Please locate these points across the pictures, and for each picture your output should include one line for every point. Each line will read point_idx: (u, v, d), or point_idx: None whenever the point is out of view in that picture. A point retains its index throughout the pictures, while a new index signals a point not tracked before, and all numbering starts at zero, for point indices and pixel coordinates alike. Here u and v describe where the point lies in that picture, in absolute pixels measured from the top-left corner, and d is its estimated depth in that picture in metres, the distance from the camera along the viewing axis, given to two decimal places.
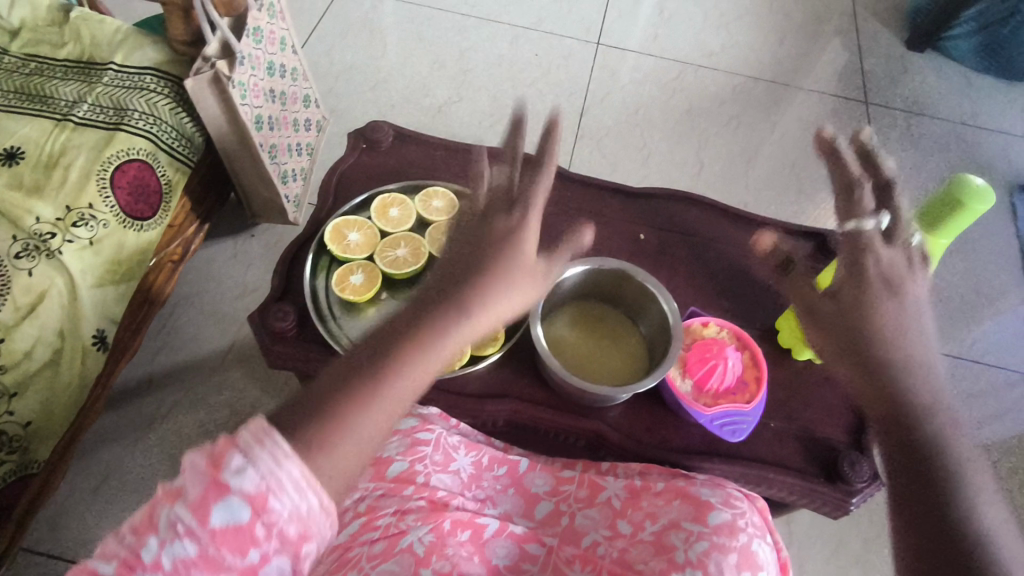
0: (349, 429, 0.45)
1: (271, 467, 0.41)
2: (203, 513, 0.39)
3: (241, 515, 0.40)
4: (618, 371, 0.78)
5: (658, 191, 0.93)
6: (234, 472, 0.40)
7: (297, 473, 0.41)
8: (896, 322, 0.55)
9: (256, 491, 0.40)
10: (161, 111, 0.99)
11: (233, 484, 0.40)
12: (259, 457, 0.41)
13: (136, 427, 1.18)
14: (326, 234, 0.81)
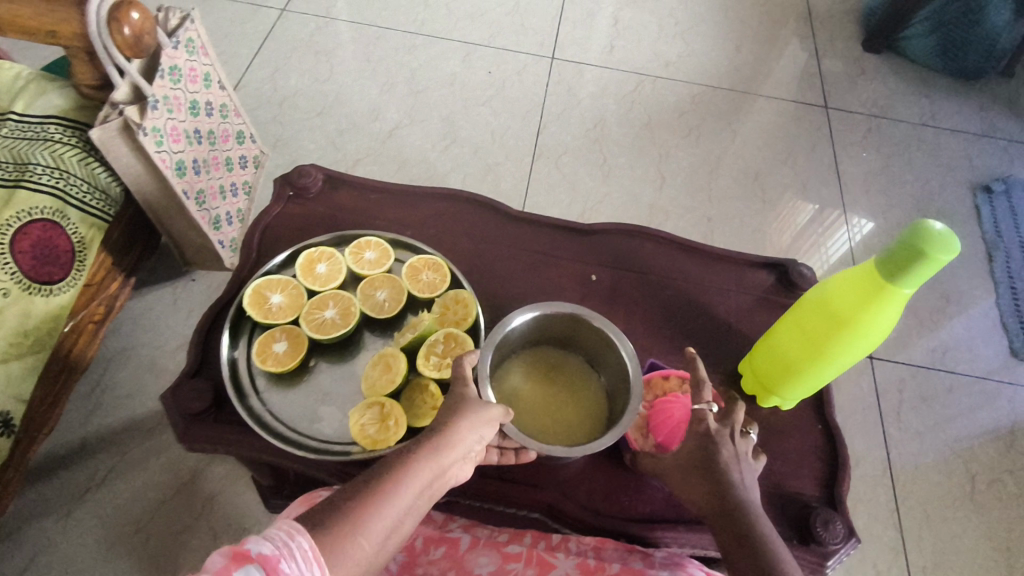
0: (356, 531, 0.48)
1: (286, 538, 0.45)
2: (224, 574, 0.41)
3: (255, 575, 0.42)
4: (583, 422, 0.70)
5: (608, 226, 0.88)
6: (252, 544, 0.43)
7: (308, 544, 0.45)
8: (730, 457, 0.60)
9: (271, 554, 0.43)
10: (69, 163, 0.90)
11: (253, 548, 0.43)
12: (271, 535, 0.45)
13: (67, 499, 1.09)
14: (244, 297, 0.73)
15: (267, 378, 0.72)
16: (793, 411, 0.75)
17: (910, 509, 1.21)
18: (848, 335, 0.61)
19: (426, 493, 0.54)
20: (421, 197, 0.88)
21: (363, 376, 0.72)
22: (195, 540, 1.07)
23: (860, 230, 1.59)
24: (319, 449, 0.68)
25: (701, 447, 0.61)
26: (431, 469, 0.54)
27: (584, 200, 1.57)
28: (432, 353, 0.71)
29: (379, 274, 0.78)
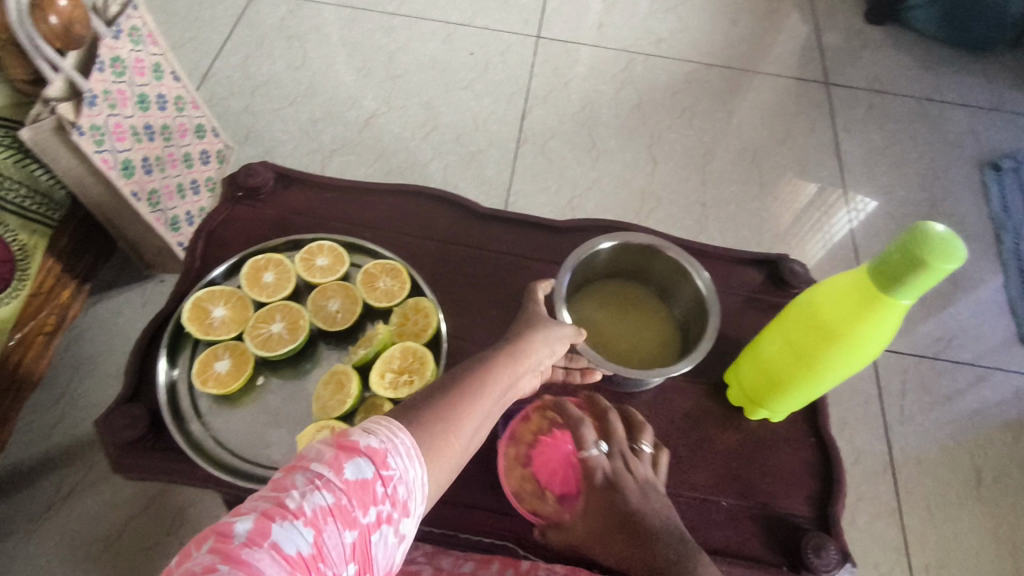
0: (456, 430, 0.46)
1: (390, 434, 0.43)
2: (339, 465, 0.40)
3: (368, 470, 0.41)
4: (654, 355, 0.67)
5: (585, 222, 0.80)
6: (359, 437, 0.42)
7: (412, 443, 0.44)
8: (639, 497, 0.60)
9: (379, 449, 0.42)
10: (4, 166, 0.83)
11: (362, 440, 0.42)
12: (376, 430, 0.43)
13: (32, 515, 1.05)
14: (184, 313, 0.67)
15: (210, 400, 0.66)
16: (784, 423, 0.70)
17: (914, 507, 1.16)
18: (840, 350, 0.54)
19: (503, 400, 0.53)
20: (381, 194, 0.81)
21: (313, 396, 0.66)
22: (166, 555, 1.03)
23: (863, 211, 1.52)
24: (264, 478, 0.62)
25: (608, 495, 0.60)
26: (509, 377, 0.52)
27: (572, 188, 1.50)
28: (387, 369, 0.66)
29: (333, 282, 0.72)
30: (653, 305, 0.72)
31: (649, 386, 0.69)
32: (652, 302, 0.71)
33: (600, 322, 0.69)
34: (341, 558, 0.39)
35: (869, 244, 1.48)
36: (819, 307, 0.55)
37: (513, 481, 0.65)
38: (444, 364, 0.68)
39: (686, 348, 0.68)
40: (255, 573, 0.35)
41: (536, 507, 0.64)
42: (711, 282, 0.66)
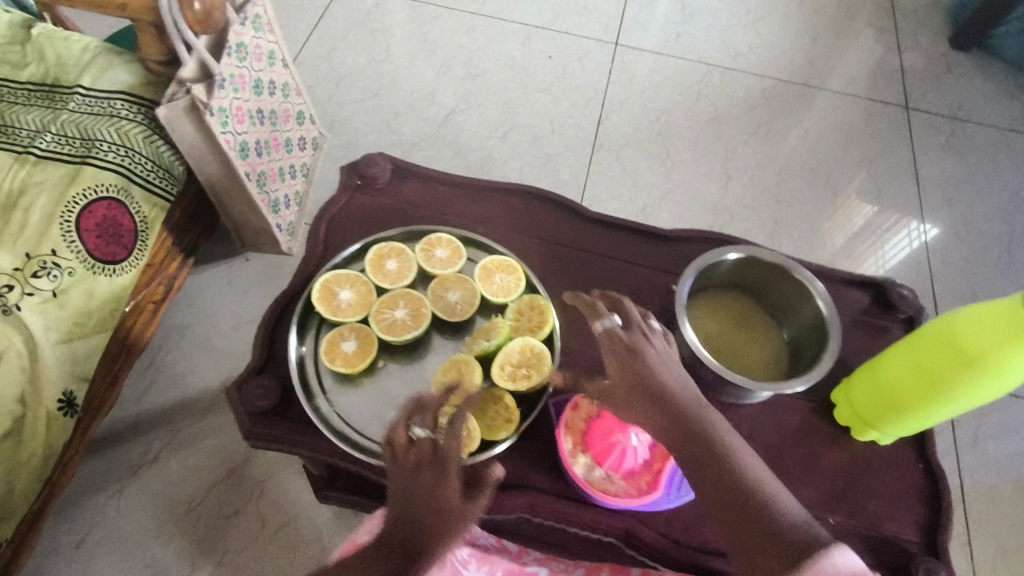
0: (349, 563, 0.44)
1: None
2: None
3: None
4: (764, 368, 0.68)
5: (689, 232, 0.82)
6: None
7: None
8: (657, 363, 0.56)
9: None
10: (135, 140, 0.88)
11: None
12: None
13: (122, 475, 1.10)
14: (314, 292, 0.71)
15: (334, 377, 0.70)
16: (891, 447, 0.70)
17: (983, 543, 1.14)
18: (980, 375, 0.55)
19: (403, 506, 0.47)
20: (492, 193, 0.84)
21: (433, 382, 0.69)
22: (244, 524, 1.08)
23: (925, 235, 1.50)
24: (385, 457, 0.66)
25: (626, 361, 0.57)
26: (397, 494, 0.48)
27: (645, 197, 1.50)
28: (506, 362, 0.68)
29: (451, 274, 0.74)
30: (765, 321, 0.72)
31: (753, 400, 0.69)
32: (764, 318, 0.72)
33: (712, 329, 0.70)
34: None
35: (944, 273, 1.45)
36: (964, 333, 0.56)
37: (580, 469, 0.64)
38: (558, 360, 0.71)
39: (798, 367, 0.68)
40: None
41: (608, 490, 0.63)
42: (831, 302, 0.66)
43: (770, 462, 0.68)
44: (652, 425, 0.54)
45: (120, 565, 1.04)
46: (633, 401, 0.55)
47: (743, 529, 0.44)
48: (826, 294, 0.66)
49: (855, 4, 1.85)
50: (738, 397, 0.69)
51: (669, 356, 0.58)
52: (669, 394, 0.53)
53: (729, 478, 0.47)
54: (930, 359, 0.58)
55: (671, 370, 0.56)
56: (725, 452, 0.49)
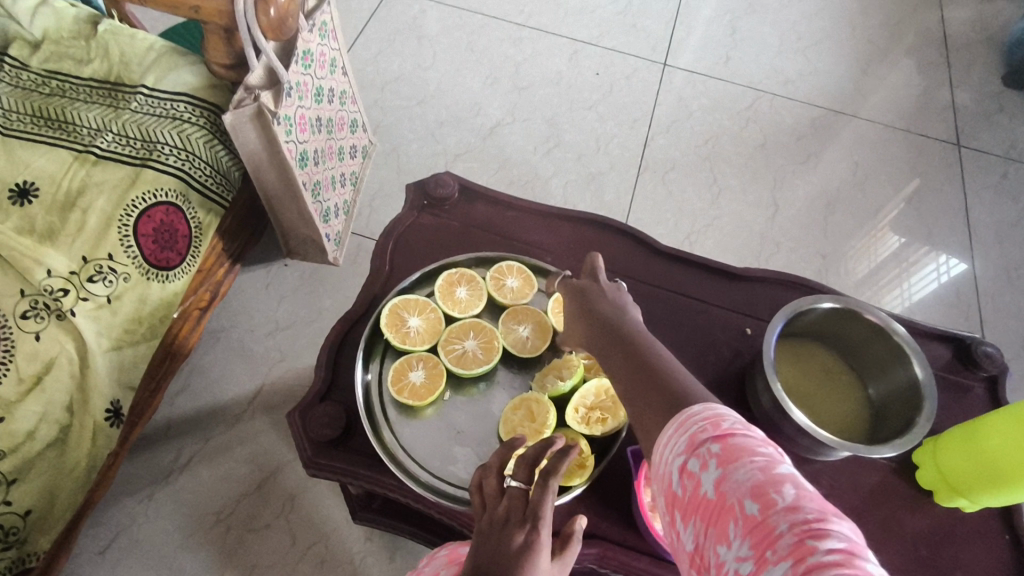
0: None
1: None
2: None
3: None
4: (844, 427, 0.65)
5: (765, 274, 0.79)
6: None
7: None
8: (608, 299, 0.60)
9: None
10: (196, 144, 0.86)
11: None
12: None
13: (152, 479, 1.08)
14: (382, 318, 0.68)
15: (398, 409, 0.67)
16: (977, 515, 0.66)
17: None
18: None
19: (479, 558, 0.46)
20: (561, 221, 0.81)
21: (501, 419, 0.66)
22: (275, 538, 1.05)
23: (948, 270, 1.47)
24: (450, 495, 0.63)
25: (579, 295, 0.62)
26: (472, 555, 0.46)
27: (689, 224, 1.47)
28: (581, 404, 0.65)
29: (523, 306, 0.72)
30: (848, 377, 0.69)
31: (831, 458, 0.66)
32: (846, 373, 0.68)
33: (791, 379, 0.67)
34: None
35: (994, 319, 1.42)
36: None
37: (660, 524, 0.61)
38: None
39: (882, 429, 0.65)
40: None
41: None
42: (928, 367, 0.62)
43: None
44: (596, 350, 0.57)
45: (147, 574, 1.01)
46: (585, 329, 0.59)
47: (648, 407, 0.47)
48: (922, 354, 0.62)
49: (908, 36, 1.81)
50: (814, 454, 0.65)
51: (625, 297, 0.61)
52: (610, 321, 0.57)
53: (636, 374, 0.50)
54: None
55: (618, 304, 0.59)
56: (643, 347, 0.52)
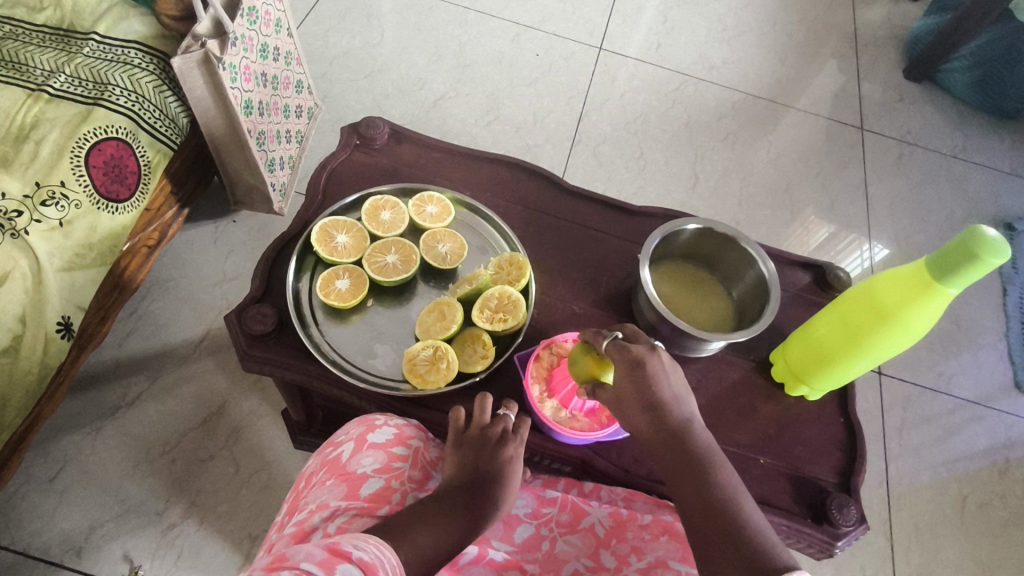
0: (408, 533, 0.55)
1: (378, 553, 0.48)
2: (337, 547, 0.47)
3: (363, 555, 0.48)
4: (713, 326, 0.77)
5: (657, 210, 0.89)
6: (350, 548, 0.47)
7: (395, 561, 0.50)
8: (659, 376, 0.61)
9: (369, 562, 0.47)
10: (145, 88, 0.94)
11: (353, 555, 0.46)
12: (365, 545, 0.48)
13: (99, 414, 1.10)
14: (313, 234, 0.78)
15: (325, 312, 0.76)
16: (819, 404, 0.79)
17: (901, 521, 1.25)
18: (888, 330, 0.65)
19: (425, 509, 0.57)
20: (482, 161, 0.90)
21: (417, 321, 0.76)
22: (219, 467, 1.09)
23: (876, 256, 1.61)
24: (371, 382, 0.72)
25: (634, 370, 0.61)
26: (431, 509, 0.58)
27: (617, 191, 1.59)
28: (485, 306, 0.75)
29: (441, 228, 0.82)
30: (716, 289, 0.81)
31: (701, 356, 0.78)
32: (714, 286, 0.81)
33: (669, 291, 0.79)
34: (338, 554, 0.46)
35: None
36: (881, 301, 0.65)
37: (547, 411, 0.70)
38: (531, 310, 0.78)
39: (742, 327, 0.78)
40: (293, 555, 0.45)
41: (575, 427, 0.70)
42: (775, 271, 0.75)
43: (712, 408, 0.77)
44: (646, 430, 0.61)
45: (95, 500, 1.04)
46: (634, 409, 0.61)
47: (716, 547, 0.53)
48: (770, 261, 0.75)
49: (822, 33, 1.97)
50: (687, 352, 0.77)
51: (678, 371, 0.63)
52: (663, 411, 0.60)
53: (710, 495, 0.56)
54: (849, 317, 0.68)
55: (670, 383, 0.61)
56: (706, 456, 0.59)
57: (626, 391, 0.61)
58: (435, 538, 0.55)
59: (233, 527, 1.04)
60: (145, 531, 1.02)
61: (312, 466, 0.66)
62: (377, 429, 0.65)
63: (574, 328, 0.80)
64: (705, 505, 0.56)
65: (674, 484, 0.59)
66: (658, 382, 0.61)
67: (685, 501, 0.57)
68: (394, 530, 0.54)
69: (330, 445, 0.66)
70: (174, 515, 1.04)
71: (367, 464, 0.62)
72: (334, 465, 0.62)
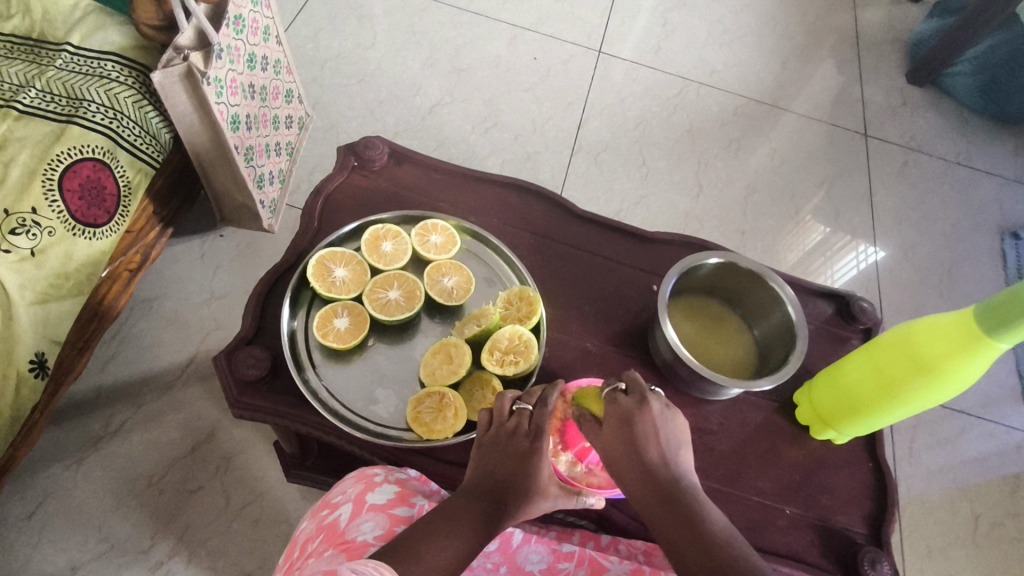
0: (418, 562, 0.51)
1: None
2: None
3: None
4: (735, 367, 0.73)
5: (673, 236, 0.84)
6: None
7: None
8: (649, 432, 0.57)
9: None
10: (124, 104, 0.87)
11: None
12: (362, 569, 0.47)
13: (79, 446, 1.04)
14: (308, 268, 0.72)
15: (323, 353, 0.71)
16: (844, 445, 0.76)
17: (913, 543, 1.22)
18: (933, 382, 0.62)
19: (437, 522, 0.55)
20: (487, 183, 0.85)
21: (421, 362, 0.71)
22: (207, 500, 1.03)
23: (868, 259, 1.55)
24: (372, 432, 0.68)
25: (625, 423, 0.57)
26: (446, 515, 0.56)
27: (619, 201, 1.53)
28: (495, 347, 0.70)
29: (446, 260, 0.77)
30: (738, 325, 0.77)
31: (722, 397, 0.74)
32: (736, 322, 0.77)
33: (688, 329, 0.74)
34: None
35: (888, 290, 1.51)
36: (925, 351, 0.62)
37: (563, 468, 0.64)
38: (543, 349, 0.73)
39: (765, 368, 0.74)
40: None
41: (592, 484, 0.64)
42: (802, 310, 0.71)
43: (734, 455, 0.73)
44: (638, 493, 0.56)
45: (76, 537, 0.98)
46: (626, 468, 0.56)
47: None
48: (796, 301, 0.71)
49: (819, 31, 1.89)
50: (708, 394, 0.73)
51: (672, 424, 0.58)
52: (657, 471, 0.56)
53: (715, 563, 0.50)
54: (885, 364, 0.64)
55: (661, 440, 0.57)
56: (709, 529, 0.53)
57: (617, 450, 0.57)
58: (447, 557, 0.53)
59: (224, 565, 0.99)
60: (129, 570, 0.97)
61: (305, 532, 0.60)
62: (377, 490, 0.61)
63: (588, 367, 0.75)
64: (711, 571, 0.50)
65: (673, 551, 0.53)
66: (651, 440, 0.56)
67: (688, 570, 0.51)
68: (401, 548, 0.52)
69: (325, 507, 0.61)
70: (160, 552, 0.98)
71: (367, 531, 0.56)
72: (331, 532, 0.57)
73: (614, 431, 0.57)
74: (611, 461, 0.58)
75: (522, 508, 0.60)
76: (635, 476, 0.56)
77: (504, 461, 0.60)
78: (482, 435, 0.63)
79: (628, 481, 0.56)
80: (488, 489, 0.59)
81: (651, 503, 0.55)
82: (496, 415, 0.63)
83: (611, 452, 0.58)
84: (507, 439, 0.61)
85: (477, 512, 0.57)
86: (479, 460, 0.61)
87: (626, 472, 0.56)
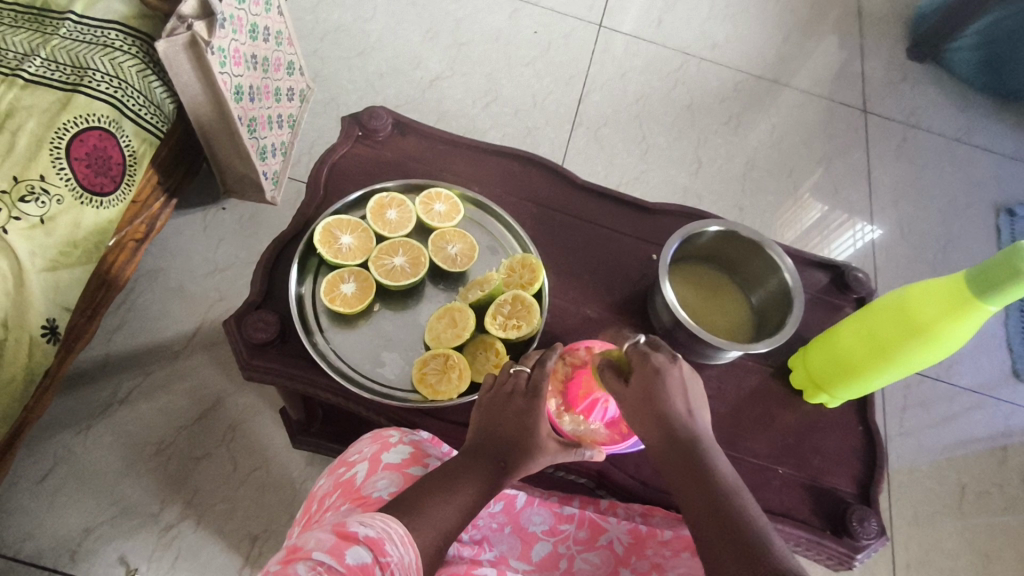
0: (421, 516, 0.53)
1: (384, 526, 0.50)
2: (337, 554, 0.45)
3: (363, 553, 0.46)
4: (731, 330, 0.75)
5: (673, 207, 0.86)
6: (356, 526, 0.48)
7: (403, 531, 0.50)
8: (676, 386, 0.59)
9: (376, 537, 0.48)
10: (128, 73, 0.88)
11: (359, 532, 0.48)
12: (371, 522, 0.50)
13: (89, 413, 1.06)
14: (315, 235, 0.74)
15: (330, 318, 0.73)
16: (837, 410, 0.78)
17: (901, 510, 1.26)
18: (924, 343, 0.64)
19: (442, 480, 0.57)
20: (489, 154, 0.86)
21: (428, 327, 0.73)
22: (215, 466, 1.05)
23: (866, 236, 1.56)
24: (379, 393, 0.70)
25: (648, 379, 0.59)
26: (451, 473, 0.58)
27: (619, 176, 1.54)
28: (498, 313, 0.72)
29: (450, 228, 0.78)
30: (735, 291, 0.79)
31: (719, 362, 0.76)
32: (732, 289, 0.79)
33: (685, 295, 0.76)
34: (338, 554, 0.45)
35: (885, 263, 1.53)
36: (926, 315, 0.63)
37: (568, 427, 0.67)
38: (545, 314, 0.75)
39: (759, 333, 0.76)
40: (302, 556, 0.45)
41: (596, 441, 0.68)
42: (798, 277, 0.73)
43: (728, 418, 0.76)
44: (659, 444, 0.58)
45: (87, 501, 1.01)
46: (646, 417, 0.58)
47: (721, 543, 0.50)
48: (793, 268, 0.73)
49: (821, 5, 1.87)
50: (704, 360, 0.76)
51: (695, 384, 0.60)
52: (680, 422, 0.58)
53: (721, 504, 0.53)
54: (884, 330, 0.66)
55: (687, 397, 0.59)
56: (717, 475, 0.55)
57: (638, 397, 0.59)
58: (451, 513, 0.55)
59: (232, 528, 1.02)
60: (141, 532, 1.00)
61: (324, 488, 0.62)
62: (392, 449, 0.63)
63: (588, 333, 0.77)
64: (710, 507, 0.53)
65: (690, 502, 0.54)
66: (675, 393, 0.58)
67: (693, 506, 0.54)
68: (412, 502, 0.54)
69: (343, 465, 0.63)
70: (170, 515, 1.01)
71: (382, 487, 0.58)
72: (347, 488, 0.59)
73: (634, 387, 0.59)
74: (631, 408, 0.59)
75: (524, 463, 0.61)
76: (652, 424, 0.58)
77: (504, 421, 0.62)
78: (483, 397, 0.65)
79: (644, 426, 0.59)
80: (490, 450, 0.61)
81: (665, 457, 0.57)
82: (502, 377, 0.65)
83: (631, 405, 0.59)
84: (507, 398, 0.63)
85: (478, 471, 0.59)
86: (484, 422, 0.63)
87: (648, 423, 0.58)
